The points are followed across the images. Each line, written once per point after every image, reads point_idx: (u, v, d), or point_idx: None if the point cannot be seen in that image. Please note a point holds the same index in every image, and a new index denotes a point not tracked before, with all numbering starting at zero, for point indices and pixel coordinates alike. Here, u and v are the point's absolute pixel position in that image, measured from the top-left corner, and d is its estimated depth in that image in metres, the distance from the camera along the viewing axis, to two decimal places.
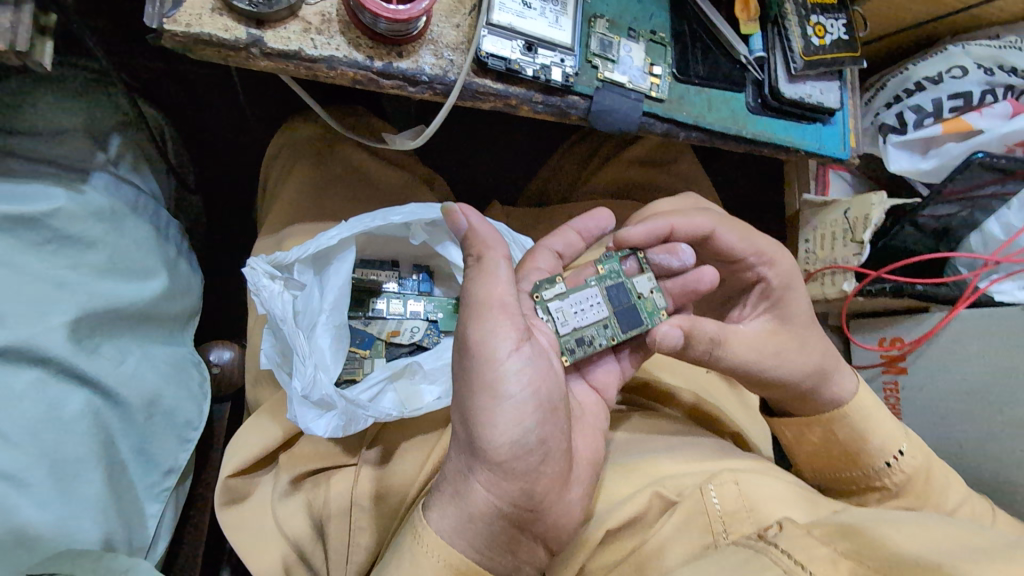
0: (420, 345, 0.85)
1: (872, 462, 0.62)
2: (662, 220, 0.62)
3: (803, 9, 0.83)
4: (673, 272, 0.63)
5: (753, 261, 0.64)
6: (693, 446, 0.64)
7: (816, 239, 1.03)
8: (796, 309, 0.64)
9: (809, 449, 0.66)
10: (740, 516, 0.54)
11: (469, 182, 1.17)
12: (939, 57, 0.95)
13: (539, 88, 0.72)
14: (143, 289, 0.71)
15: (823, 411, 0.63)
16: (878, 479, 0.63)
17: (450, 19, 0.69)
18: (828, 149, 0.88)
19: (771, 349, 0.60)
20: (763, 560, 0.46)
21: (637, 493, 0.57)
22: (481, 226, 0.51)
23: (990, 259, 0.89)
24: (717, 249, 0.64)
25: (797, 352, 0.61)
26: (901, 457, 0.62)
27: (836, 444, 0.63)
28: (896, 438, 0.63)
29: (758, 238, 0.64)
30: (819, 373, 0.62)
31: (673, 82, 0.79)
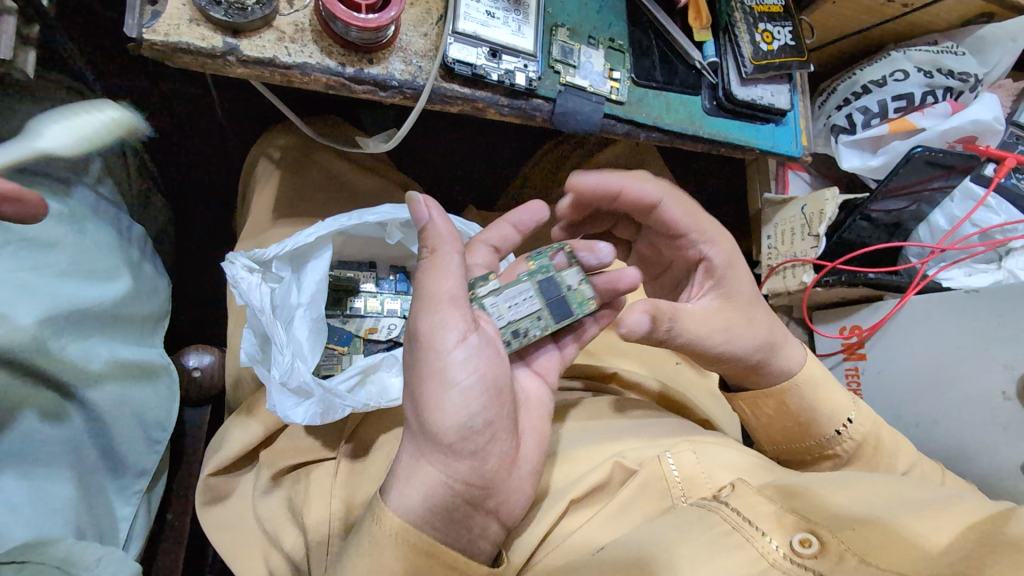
0: (397, 341, 0.89)
1: (824, 430, 0.66)
2: (615, 181, 0.67)
3: (752, 17, 0.88)
4: (593, 269, 0.69)
5: (695, 238, 0.69)
6: (656, 425, 0.68)
7: (778, 235, 1.08)
8: (738, 287, 0.68)
9: (766, 422, 0.69)
10: (700, 482, 0.57)
11: (446, 190, 1.22)
12: (882, 62, 1.02)
13: (504, 92, 0.76)
14: (106, 289, 0.72)
15: (775, 383, 0.67)
16: (831, 447, 0.66)
17: (418, 28, 0.73)
18: (781, 147, 0.93)
19: (721, 325, 0.64)
20: (713, 518, 0.49)
21: (600, 465, 0.60)
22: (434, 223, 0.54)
23: (936, 248, 0.94)
24: (662, 220, 0.69)
25: (743, 327, 0.65)
26: (850, 425, 0.66)
27: (790, 415, 0.67)
28: (846, 406, 0.66)
29: (702, 215, 0.70)
30: (768, 346, 0.66)
31: (631, 86, 0.84)
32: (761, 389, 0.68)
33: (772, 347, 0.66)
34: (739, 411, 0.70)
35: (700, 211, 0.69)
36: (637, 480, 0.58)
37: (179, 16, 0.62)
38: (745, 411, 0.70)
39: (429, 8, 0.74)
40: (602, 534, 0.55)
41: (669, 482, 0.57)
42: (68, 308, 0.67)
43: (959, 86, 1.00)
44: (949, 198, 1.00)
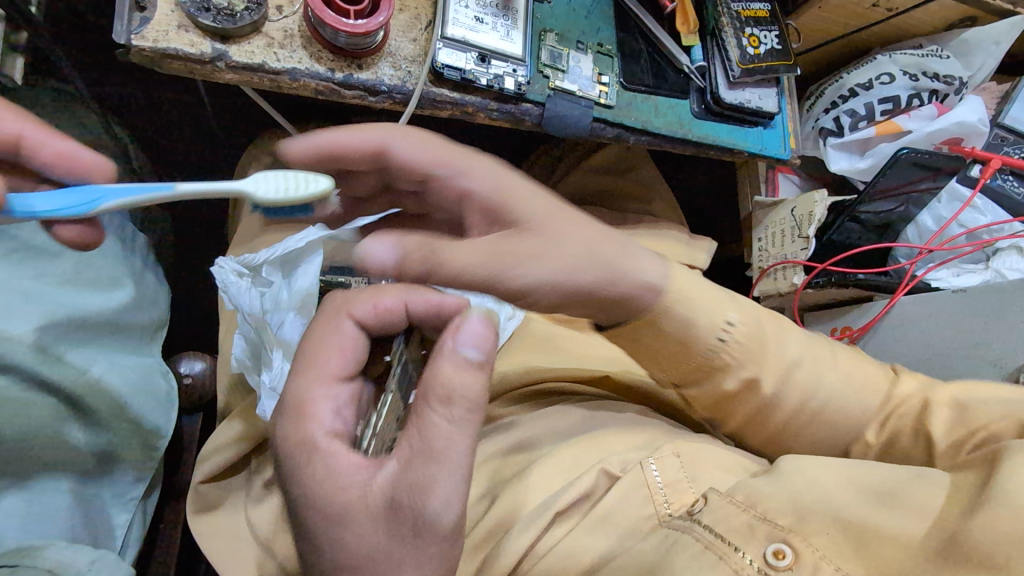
0: None
1: (706, 341, 0.58)
2: (325, 137, 0.58)
3: (738, 21, 0.89)
4: None
5: (441, 173, 0.57)
6: (646, 427, 0.68)
7: (769, 236, 1.08)
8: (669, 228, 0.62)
9: (650, 353, 0.60)
10: (682, 486, 0.57)
11: None
12: (869, 66, 1.03)
13: (493, 97, 0.77)
14: (110, 295, 0.73)
15: (649, 302, 0.56)
16: (718, 359, 0.59)
17: (407, 34, 0.73)
18: (770, 150, 0.94)
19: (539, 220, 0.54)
20: (685, 540, 0.48)
21: (584, 474, 0.59)
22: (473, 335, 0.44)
23: (925, 248, 0.95)
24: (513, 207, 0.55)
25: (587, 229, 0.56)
26: (731, 328, 0.58)
27: (670, 337, 0.58)
28: (723, 309, 0.59)
29: (439, 144, 0.58)
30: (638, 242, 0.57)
31: (620, 90, 0.84)
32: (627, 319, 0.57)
33: (617, 271, 0.55)
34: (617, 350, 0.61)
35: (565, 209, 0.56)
36: (619, 488, 0.57)
37: (167, 22, 0.62)
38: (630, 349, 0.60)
39: (418, 14, 0.74)
40: (605, 536, 0.55)
41: (651, 489, 0.57)
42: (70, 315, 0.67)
43: (944, 88, 1.02)
44: (936, 198, 1.01)
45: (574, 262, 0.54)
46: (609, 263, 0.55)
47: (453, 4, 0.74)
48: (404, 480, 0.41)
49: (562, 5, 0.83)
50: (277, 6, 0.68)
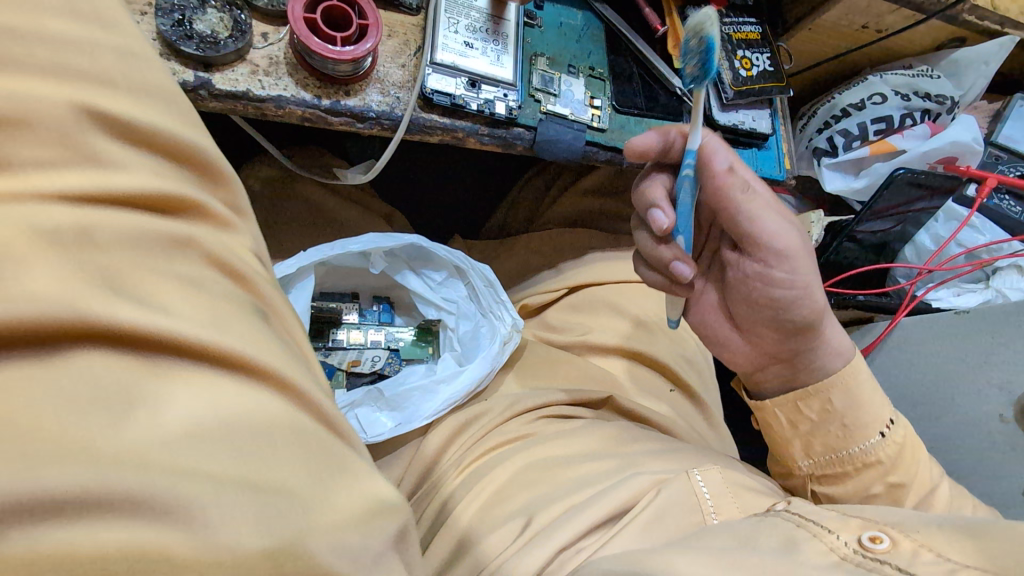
0: (381, 373, 0.93)
1: (868, 432, 0.66)
2: None
3: (730, 44, 0.88)
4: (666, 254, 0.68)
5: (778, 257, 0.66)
6: (671, 451, 0.71)
7: None
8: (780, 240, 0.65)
9: (806, 432, 0.69)
10: (727, 498, 0.61)
11: (432, 219, 1.22)
12: (860, 86, 1.03)
13: (484, 121, 0.75)
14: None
15: (812, 382, 0.68)
16: (873, 454, 0.66)
17: (396, 59, 0.72)
18: (765, 171, 0.93)
19: (793, 235, 0.67)
20: (781, 522, 0.51)
21: (633, 482, 0.62)
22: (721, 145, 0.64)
23: (925, 268, 0.94)
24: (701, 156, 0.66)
25: (813, 294, 0.67)
26: (892, 428, 0.66)
27: (834, 417, 0.67)
28: (887, 412, 0.67)
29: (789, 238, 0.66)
30: (803, 336, 0.67)
31: (613, 113, 0.83)
32: (808, 383, 0.68)
33: (829, 356, 0.68)
34: (774, 416, 0.71)
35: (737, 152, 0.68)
36: (671, 488, 0.60)
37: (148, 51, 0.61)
38: (776, 419, 0.71)
39: (407, 39, 0.73)
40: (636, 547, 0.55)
41: (698, 498, 0.60)
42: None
43: (936, 108, 1.02)
44: (933, 218, 1.00)
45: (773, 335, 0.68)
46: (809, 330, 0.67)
47: (442, 30, 0.73)
48: None
49: (553, 29, 0.83)
50: (263, 32, 0.66)
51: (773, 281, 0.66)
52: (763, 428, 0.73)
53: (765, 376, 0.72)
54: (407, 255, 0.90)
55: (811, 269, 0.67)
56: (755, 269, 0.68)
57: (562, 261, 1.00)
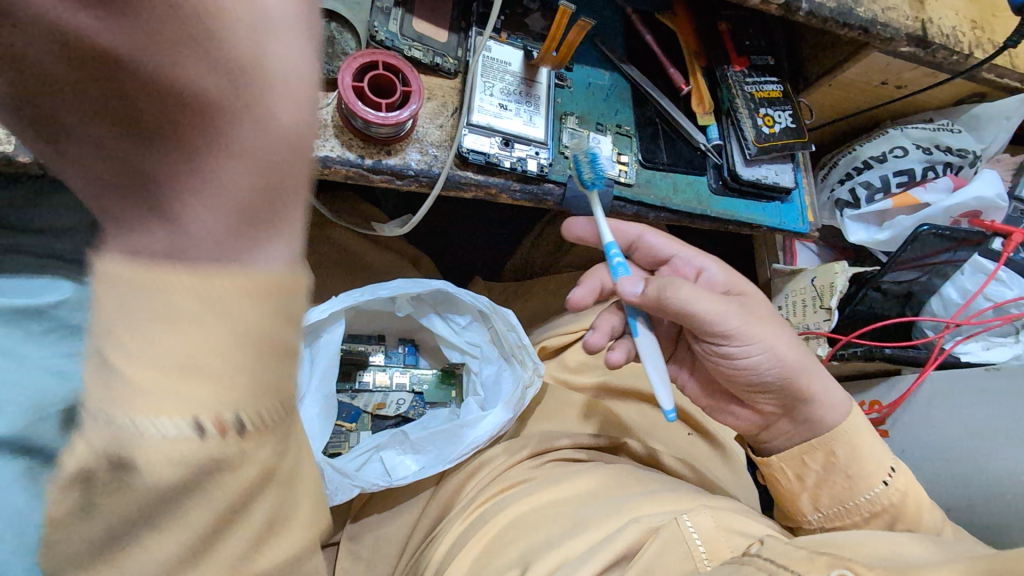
0: (405, 417, 0.94)
1: (870, 482, 0.66)
2: None
3: (752, 102, 0.91)
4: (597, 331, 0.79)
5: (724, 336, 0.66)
6: (670, 492, 0.69)
7: (788, 305, 1.07)
8: (719, 321, 0.65)
9: (811, 483, 0.69)
10: (720, 542, 0.59)
11: (455, 260, 1.25)
12: (881, 139, 1.05)
13: (516, 178, 0.79)
14: (49, 290, 0.65)
15: (816, 434, 0.68)
16: (878, 502, 0.65)
17: (434, 120, 0.76)
18: (788, 224, 0.95)
19: (736, 311, 0.66)
20: (746, 569, 0.51)
21: (629, 529, 0.61)
22: (659, 239, 0.78)
23: (950, 321, 0.95)
24: (647, 250, 0.80)
25: (782, 351, 0.66)
26: (894, 475, 0.66)
27: (838, 468, 0.67)
28: (885, 458, 0.67)
29: (729, 313, 0.65)
30: (787, 395, 0.68)
31: (639, 168, 0.86)
32: (813, 437, 0.68)
33: (819, 407, 0.68)
34: (781, 472, 0.71)
35: (681, 242, 0.79)
36: (657, 539, 0.58)
37: None
38: (784, 475, 0.70)
39: (445, 101, 0.78)
40: None
41: (689, 544, 0.58)
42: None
43: (958, 161, 1.03)
44: (959, 271, 1.01)
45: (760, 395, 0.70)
46: (791, 386, 0.67)
47: (478, 93, 0.77)
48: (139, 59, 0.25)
49: (581, 89, 0.87)
50: None
51: (736, 356, 0.67)
52: (770, 484, 0.73)
53: (770, 433, 0.72)
54: (432, 300, 0.92)
55: (768, 333, 0.66)
56: (714, 349, 0.68)
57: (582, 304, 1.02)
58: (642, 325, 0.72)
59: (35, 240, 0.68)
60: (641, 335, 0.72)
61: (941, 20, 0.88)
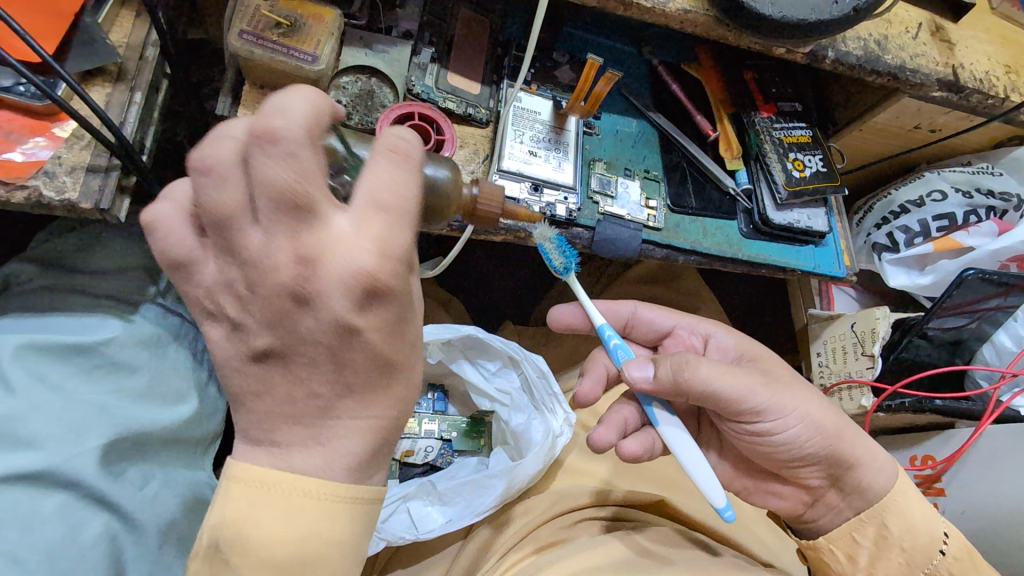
0: (433, 464, 0.92)
1: (926, 554, 0.61)
2: None
3: (781, 147, 0.91)
4: (606, 421, 0.74)
5: (757, 412, 0.62)
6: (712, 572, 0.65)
7: (827, 352, 1.02)
8: (749, 398, 0.61)
9: (867, 561, 0.64)
10: None
11: (484, 305, 1.26)
12: (918, 183, 1.03)
13: (545, 223, 0.80)
14: (101, 329, 0.68)
15: (872, 503, 0.64)
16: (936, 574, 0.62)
17: (466, 167, 0.79)
18: (823, 268, 0.93)
19: (763, 382, 0.62)
20: None
21: None
22: (655, 313, 0.77)
23: (1008, 371, 0.89)
24: (646, 325, 0.78)
25: (819, 417, 0.63)
26: (949, 541, 0.62)
27: (893, 542, 0.62)
28: (939, 522, 0.63)
29: (758, 387, 0.62)
30: (832, 462, 0.64)
31: (668, 212, 0.87)
32: (864, 507, 0.64)
33: (870, 476, 0.63)
34: (832, 555, 0.66)
35: (678, 312, 0.78)
36: None
37: None
38: (833, 557, 0.66)
39: (476, 149, 0.80)
40: None
41: None
42: (40, 341, 0.63)
43: (1002, 205, 1.01)
44: (1011, 317, 0.96)
45: (806, 468, 0.65)
46: (836, 453, 0.63)
47: (509, 141, 0.80)
48: (332, 245, 0.43)
49: (610, 136, 0.89)
50: None
51: (773, 431, 0.63)
52: (818, 567, 0.68)
53: (817, 511, 0.67)
54: (462, 345, 0.91)
55: (799, 399, 0.63)
56: (746, 427, 0.64)
57: None
58: (660, 410, 0.67)
59: (92, 280, 0.72)
60: (664, 426, 0.66)
61: (973, 66, 0.88)
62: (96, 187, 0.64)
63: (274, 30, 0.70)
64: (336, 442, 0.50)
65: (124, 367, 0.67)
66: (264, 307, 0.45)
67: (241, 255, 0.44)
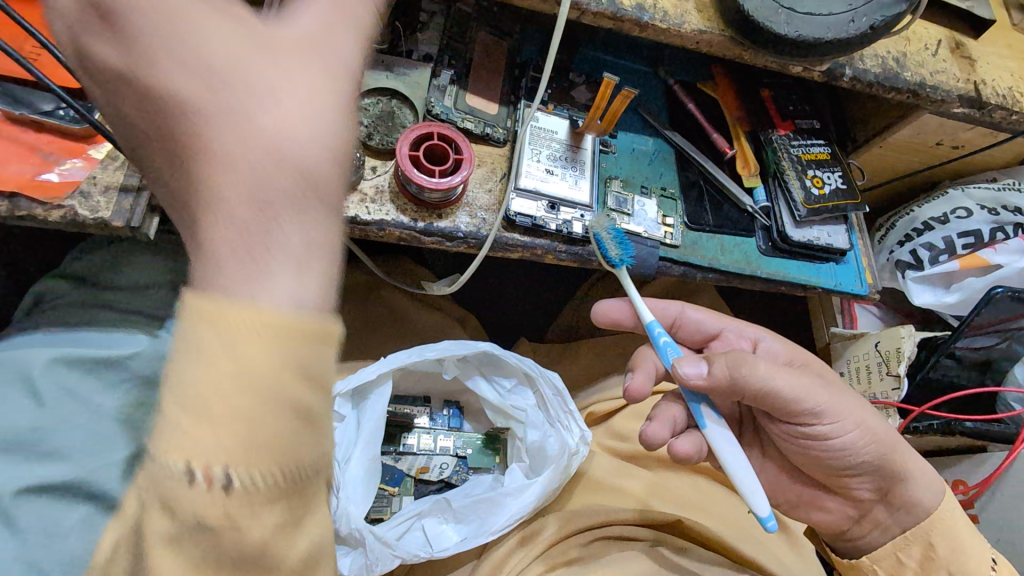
0: (448, 481, 0.92)
1: None
2: None
3: (800, 164, 0.91)
4: (659, 419, 0.72)
5: (811, 416, 0.61)
6: None
7: (850, 371, 1.00)
8: (807, 399, 0.60)
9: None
10: None
11: (499, 321, 1.26)
12: (941, 199, 1.01)
13: (562, 240, 0.80)
14: (128, 342, 0.68)
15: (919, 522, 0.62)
16: None
17: (483, 185, 0.80)
18: (845, 285, 0.91)
19: (820, 385, 0.62)
20: None
21: None
22: (702, 315, 0.77)
23: None
24: (693, 327, 0.78)
25: (873, 426, 0.62)
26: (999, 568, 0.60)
27: (939, 564, 0.61)
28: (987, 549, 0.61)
29: (817, 389, 0.61)
30: (884, 474, 0.63)
31: (685, 229, 0.87)
32: (912, 525, 0.63)
33: (914, 493, 0.62)
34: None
35: (725, 315, 0.77)
36: None
37: None
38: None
39: (494, 168, 0.81)
40: None
41: None
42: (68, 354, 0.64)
43: None
44: None
45: (855, 478, 0.64)
46: (887, 464, 0.62)
47: (526, 159, 0.81)
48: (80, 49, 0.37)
49: (626, 154, 0.89)
50: (372, 166, 0.77)
51: (827, 435, 0.62)
52: None
53: (863, 528, 0.66)
54: (478, 361, 0.91)
55: (854, 406, 0.62)
56: (800, 430, 0.63)
57: None
58: (710, 414, 0.65)
59: (120, 295, 0.74)
60: (710, 427, 0.64)
61: (995, 82, 0.87)
62: (126, 207, 0.66)
63: None
64: (229, 235, 0.34)
65: (151, 381, 0.67)
66: (111, 100, 0.38)
67: (79, 47, 0.37)
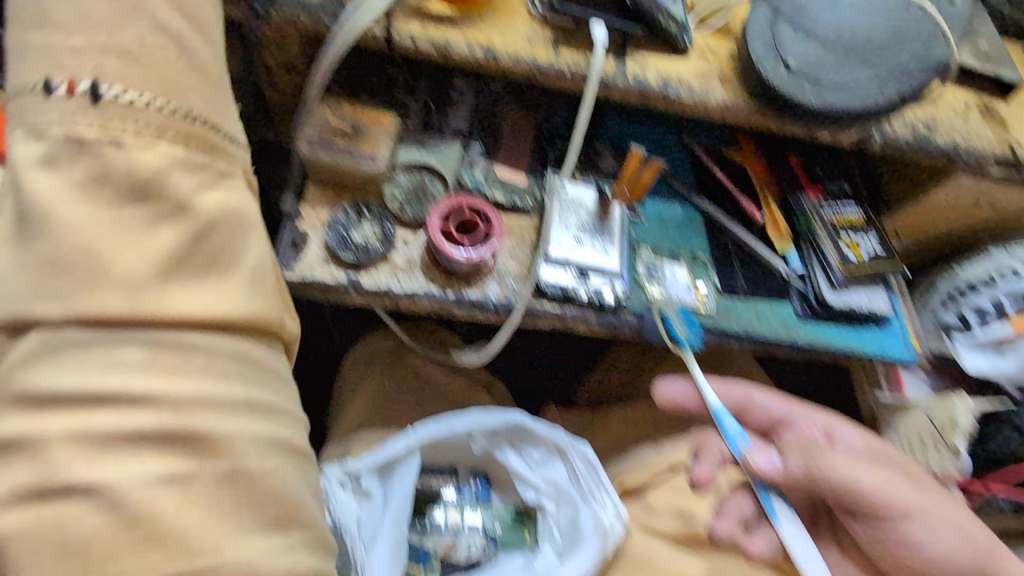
0: (476, 561, 0.88)
1: None
2: None
3: (833, 228, 0.89)
4: (727, 514, 0.82)
5: (895, 516, 0.72)
6: None
7: (900, 443, 0.95)
8: (893, 502, 0.72)
9: None
10: None
11: (527, 384, 1.24)
12: (985, 259, 0.96)
13: (592, 308, 0.79)
14: None
15: None
16: None
17: (513, 254, 0.80)
18: (891, 352, 0.87)
19: (906, 482, 0.74)
20: None
21: None
22: (771, 400, 0.84)
23: None
24: (761, 411, 0.84)
25: (958, 528, 0.72)
26: None
27: None
28: None
29: (897, 486, 0.73)
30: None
31: (718, 296, 0.85)
32: None
33: None
34: None
35: (795, 404, 0.84)
36: None
37: (315, 257, 0.74)
38: None
39: (523, 237, 0.82)
40: None
41: None
42: None
43: None
44: None
45: None
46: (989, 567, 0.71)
47: (555, 228, 0.81)
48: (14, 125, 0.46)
49: (654, 221, 0.89)
50: (405, 238, 0.78)
51: (918, 537, 0.71)
52: None
53: None
54: (507, 433, 0.86)
55: (940, 510, 0.73)
56: (889, 530, 0.73)
57: (663, 436, 0.97)
58: (783, 510, 0.80)
59: None
60: (783, 522, 0.79)
61: None
62: None
63: (339, 135, 0.76)
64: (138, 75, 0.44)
65: None
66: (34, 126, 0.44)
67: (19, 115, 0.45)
